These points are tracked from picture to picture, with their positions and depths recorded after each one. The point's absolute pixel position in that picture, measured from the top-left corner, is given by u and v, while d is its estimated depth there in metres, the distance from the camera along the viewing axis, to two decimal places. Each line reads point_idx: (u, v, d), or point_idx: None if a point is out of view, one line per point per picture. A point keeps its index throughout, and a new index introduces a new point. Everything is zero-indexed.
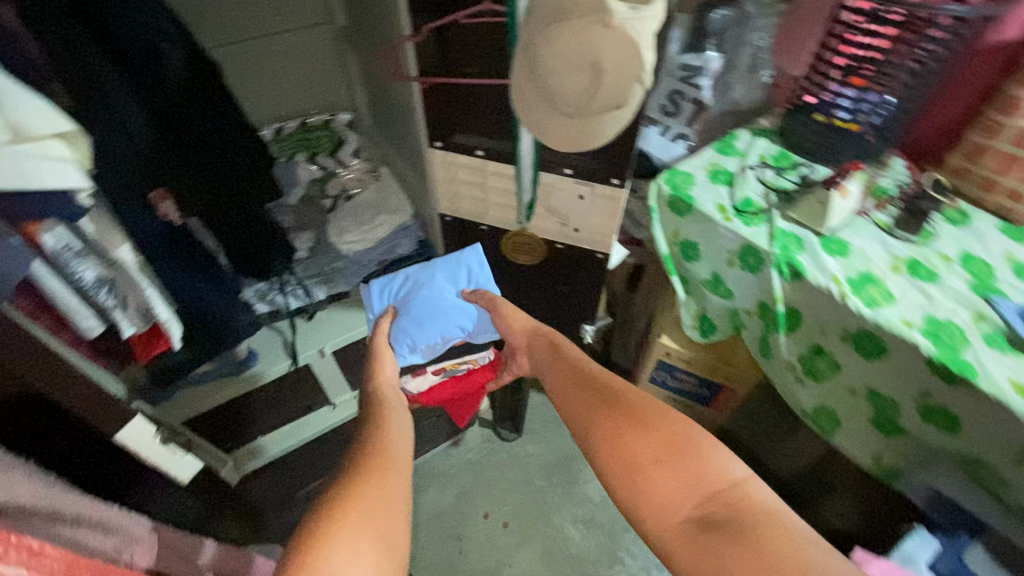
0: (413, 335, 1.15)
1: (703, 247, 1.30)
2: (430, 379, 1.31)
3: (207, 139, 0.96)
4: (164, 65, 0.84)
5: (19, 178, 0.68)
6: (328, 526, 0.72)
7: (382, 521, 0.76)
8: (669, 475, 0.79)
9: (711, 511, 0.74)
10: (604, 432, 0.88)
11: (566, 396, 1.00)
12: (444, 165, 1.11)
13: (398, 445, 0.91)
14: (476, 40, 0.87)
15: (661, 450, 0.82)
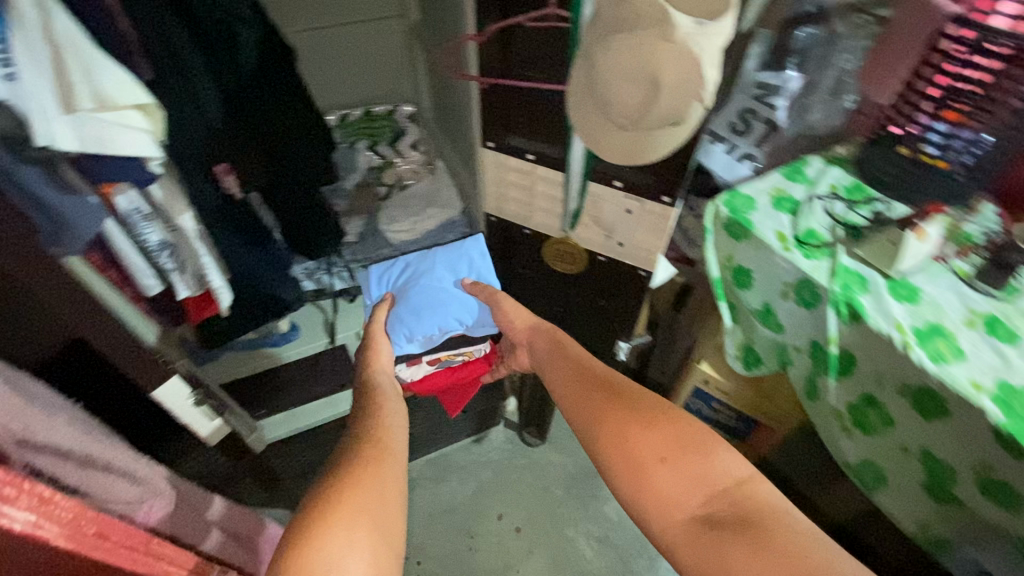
0: (410, 325, 1.25)
1: (756, 276, 1.22)
2: (426, 369, 1.36)
3: (271, 119, 0.99)
4: (238, 46, 0.87)
5: (98, 143, 0.75)
6: (323, 515, 0.79)
7: (377, 513, 0.82)
8: (674, 472, 0.86)
9: (714, 507, 0.81)
10: (612, 433, 0.94)
11: (568, 400, 1.06)
12: (494, 165, 1.12)
13: (393, 438, 0.99)
14: (539, 44, 0.87)
15: (668, 449, 0.89)
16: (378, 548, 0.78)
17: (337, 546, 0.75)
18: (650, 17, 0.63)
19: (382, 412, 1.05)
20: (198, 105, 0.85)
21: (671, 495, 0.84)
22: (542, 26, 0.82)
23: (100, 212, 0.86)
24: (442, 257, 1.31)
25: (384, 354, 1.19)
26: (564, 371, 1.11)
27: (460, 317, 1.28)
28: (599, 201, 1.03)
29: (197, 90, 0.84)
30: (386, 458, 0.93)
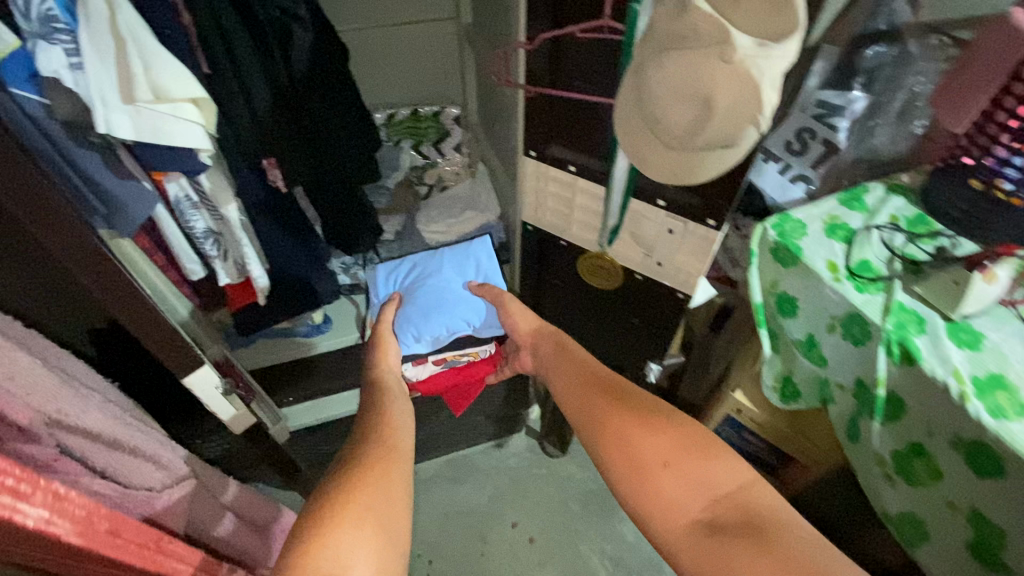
0: (417, 326, 1.26)
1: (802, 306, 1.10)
2: (430, 368, 1.33)
3: (319, 118, 1.01)
4: (294, 44, 0.90)
5: (153, 134, 0.78)
6: (330, 515, 0.78)
7: (381, 511, 0.82)
8: (679, 477, 0.83)
9: (717, 513, 0.79)
10: (613, 435, 0.91)
11: (567, 403, 1.03)
12: (534, 175, 1.10)
13: (395, 433, 0.98)
14: (589, 56, 0.84)
15: (672, 452, 0.86)
16: (384, 545, 0.78)
17: (344, 544, 0.75)
18: (710, 36, 0.59)
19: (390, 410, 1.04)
20: (250, 99, 0.87)
21: (674, 499, 0.82)
22: (593, 37, 0.80)
23: (151, 198, 0.89)
24: (451, 260, 1.34)
25: (392, 350, 1.19)
26: (567, 372, 1.08)
27: (467, 319, 1.29)
28: (639, 218, 1.00)
29: (250, 84, 0.86)
30: (390, 452, 0.93)
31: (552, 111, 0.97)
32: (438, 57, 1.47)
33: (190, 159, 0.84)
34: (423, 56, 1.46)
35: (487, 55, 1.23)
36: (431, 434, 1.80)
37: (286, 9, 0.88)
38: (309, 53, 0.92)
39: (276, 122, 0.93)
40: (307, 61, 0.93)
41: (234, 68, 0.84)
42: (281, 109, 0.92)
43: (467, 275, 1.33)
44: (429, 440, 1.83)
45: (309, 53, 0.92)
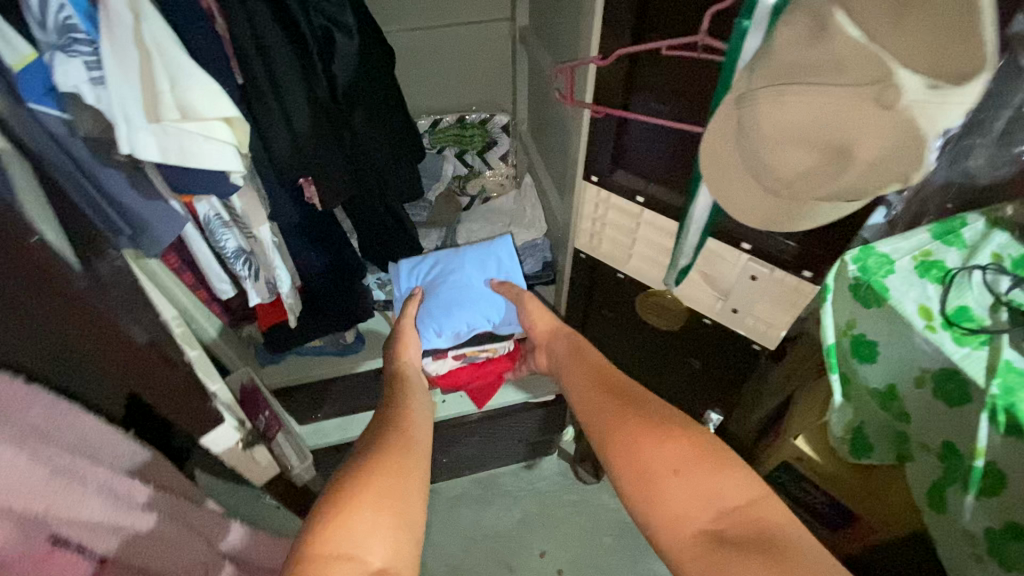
0: (441, 322, 1.19)
1: (885, 362, 0.77)
2: (452, 364, 1.35)
3: (361, 133, 0.91)
4: (335, 54, 0.79)
5: (179, 155, 0.69)
6: (346, 497, 0.71)
7: (401, 497, 0.74)
8: (687, 485, 0.72)
9: (726, 527, 0.68)
10: (620, 439, 0.80)
11: (583, 402, 0.92)
12: (594, 201, 0.98)
13: (415, 420, 0.90)
14: (674, 77, 0.72)
15: (683, 458, 0.75)
16: (400, 537, 0.70)
17: (359, 532, 0.68)
18: (863, 72, 0.47)
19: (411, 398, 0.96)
20: (287, 117, 0.78)
21: (679, 508, 0.71)
22: (684, 55, 0.67)
23: (179, 218, 0.82)
24: (473, 255, 1.24)
25: (415, 343, 1.12)
26: (585, 369, 0.97)
27: (490, 317, 1.21)
28: (717, 259, 0.87)
29: (289, 101, 0.76)
30: (411, 437, 0.85)
31: (623, 133, 0.85)
32: (488, 59, 1.35)
33: (219, 181, 0.76)
34: (471, 59, 1.34)
35: (543, 61, 1.11)
36: (461, 455, 1.71)
37: (330, 15, 0.77)
38: (355, 65, 0.82)
39: (319, 141, 0.83)
40: (352, 73, 0.83)
41: (271, 83, 0.74)
42: (322, 128, 0.82)
43: (491, 272, 1.22)
44: (459, 460, 1.74)
45: (351, 65, 0.81)
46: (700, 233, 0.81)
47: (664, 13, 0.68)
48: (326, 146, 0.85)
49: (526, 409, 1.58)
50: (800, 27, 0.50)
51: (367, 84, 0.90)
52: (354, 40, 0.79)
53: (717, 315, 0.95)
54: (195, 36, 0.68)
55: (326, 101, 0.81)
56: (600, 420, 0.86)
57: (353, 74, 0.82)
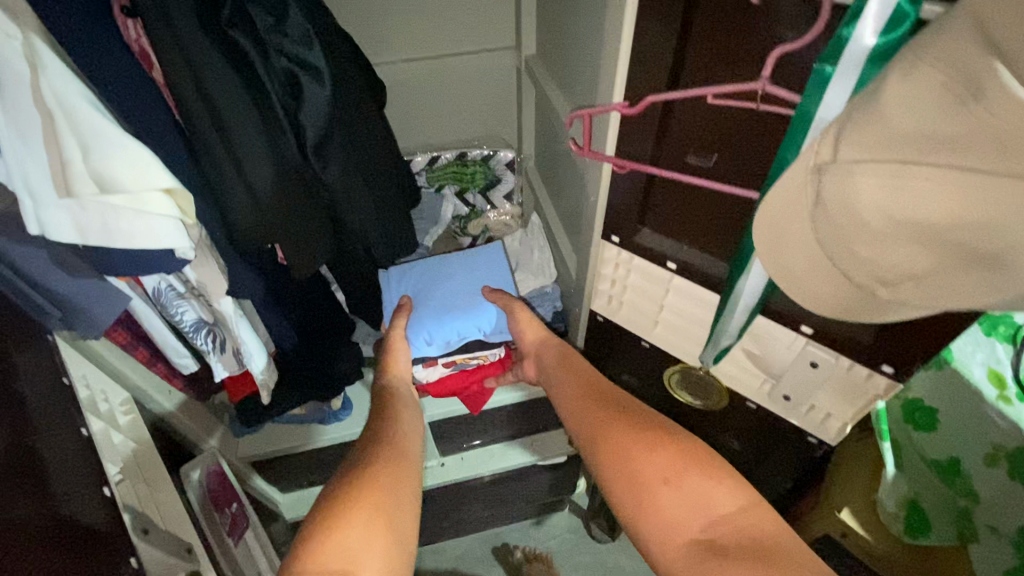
0: (431, 330, 1.08)
1: (944, 418, 0.94)
2: (441, 370, 1.11)
3: (344, 193, 0.76)
4: (306, 103, 0.66)
5: (104, 235, 0.55)
6: (331, 516, 0.64)
7: (390, 507, 0.67)
8: (678, 495, 0.66)
9: (721, 534, 0.62)
10: (608, 449, 0.73)
11: (572, 404, 0.82)
12: (614, 260, 0.83)
13: (407, 435, 0.81)
14: (725, 130, 0.58)
15: (673, 464, 0.68)
16: (395, 550, 0.64)
17: (349, 552, 0.61)
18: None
19: (399, 407, 0.88)
20: (247, 180, 0.64)
21: (672, 516, 0.65)
22: (739, 103, 0.53)
23: (120, 297, 0.68)
24: (462, 261, 1.16)
25: (404, 357, 1.00)
26: (574, 375, 0.87)
27: (482, 324, 1.10)
28: (767, 339, 0.72)
29: (248, 161, 0.63)
30: (401, 446, 0.78)
31: (652, 189, 0.70)
32: (490, 92, 1.21)
33: (162, 258, 0.62)
34: (472, 91, 1.20)
35: (553, 96, 0.96)
36: (461, 519, 1.50)
37: (297, 58, 0.65)
38: (328, 112, 0.68)
39: (284, 202, 0.68)
40: (326, 120, 0.69)
41: (226, 140, 0.61)
42: (289, 189, 0.68)
43: (482, 279, 1.14)
44: (460, 526, 1.56)
45: (324, 114, 0.68)
46: (747, 314, 0.67)
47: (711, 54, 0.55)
48: (292, 205, 0.69)
49: (535, 472, 1.41)
50: (928, 88, 0.36)
51: (346, 134, 0.76)
52: (326, 85, 0.67)
53: (767, 400, 0.80)
54: (127, 94, 0.55)
55: (293, 158, 0.67)
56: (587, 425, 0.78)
57: (326, 124, 0.69)
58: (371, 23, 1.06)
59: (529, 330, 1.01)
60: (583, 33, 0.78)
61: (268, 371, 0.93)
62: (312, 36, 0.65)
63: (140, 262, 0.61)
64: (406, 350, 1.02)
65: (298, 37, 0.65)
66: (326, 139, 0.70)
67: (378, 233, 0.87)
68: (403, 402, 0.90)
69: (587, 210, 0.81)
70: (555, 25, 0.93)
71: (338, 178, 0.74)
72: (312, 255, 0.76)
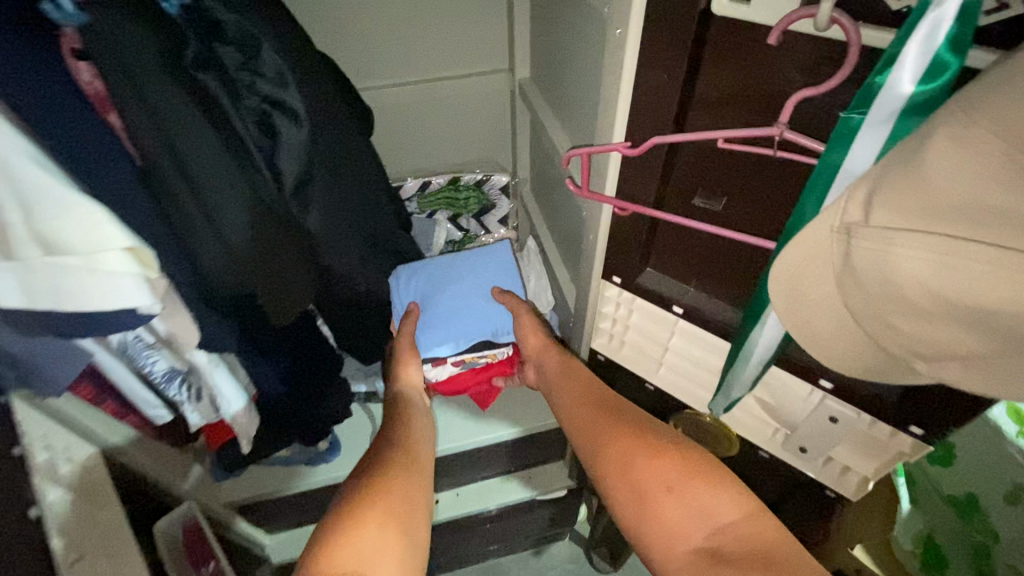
0: (439, 334, 1.00)
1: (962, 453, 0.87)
2: (449, 369, 1.02)
3: (324, 237, 0.72)
4: (282, 146, 0.62)
5: (54, 298, 0.51)
6: (345, 518, 0.66)
7: (401, 513, 0.69)
8: (681, 504, 0.67)
9: (725, 542, 0.63)
10: (612, 459, 0.73)
11: (574, 412, 0.82)
12: (616, 300, 0.78)
13: (414, 443, 0.83)
14: (735, 175, 0.54)
15: (676, 473, 0.69)
16: (406, 551, 0.66)
17: (359, 552, 0.62)
18: None
19: (410, 415, 0.90)
20: (220, 232, 0.59)
21: (675, 524, 0.66)
22: (755, 148, 0.49)
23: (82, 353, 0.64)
24: (468, 260, 1.05)
25: (412, 363, 0.96)
26: (574, 384, 0.86)
27: (493, 324, 1.01)
28: (782, 389, 0.67)
29: (219, 212, 0.57)
30: (413, 454, 0.80)
31: (656, 229, 0.66)
32: (483, 116, 1.16)
33: (122, 318, 0.57)
34: (464, 115, 1.15)
35: (549, 124, 0.92)
36: (457, 555, 1.44)
37: (272, 98, 0.60)
38: (306, 153, 0.64)
39: (258, 248, 0.62)
40: (303, 162, 0.64)
41: (195, 191, 0.56)
42: (266, 240, 0.62)
43: (490, 278, 1.04)
44: (457, 562, 1.49)
45: (303, 157, 0.63)
46: (762, 367, 0.62)
47: (723, 95, 0.50)
48: (267, 250, 0.63)
49: (533, 507, 1.35)
50: (981, 157, 0.32)
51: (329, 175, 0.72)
52: (303, 126, 0.62)
53: (782, 451, 0.74)
54: (78, 141, 0.49)
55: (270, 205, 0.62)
56: (588, 432, 0.78)
57: (305, 168, 0.64)
58: (356, 47, 1.01)
59: (530, 340, 0.97)
60: (579, 60, 0.73)
61: (247, 418, 0.87)
62: (286, 75, 0.61)
63: (98, 322, 0.56)
64: (413, 356, 0.97)
65: (272, 75, 0.60)
66: (305, 183, 0.66)
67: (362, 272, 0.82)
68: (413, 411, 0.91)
69: (586, 247, 0.76)
70: (549, 49, 0.89)
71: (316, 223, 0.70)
72: (292, 301, 0.70)
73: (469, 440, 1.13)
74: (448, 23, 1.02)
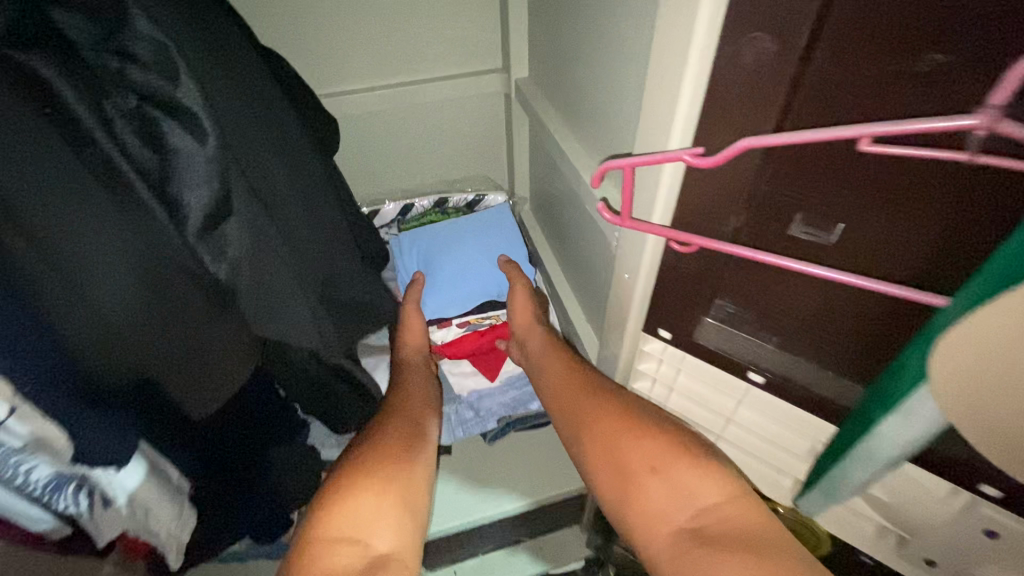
0: (446, 293, 0.85)
1: None
2: (456, 332, 0.86)
3: (264, 301, 0.47)
4: (176, 171, 0.39)
5: None
6: (335, 483, 0.56)
7: (403, 474, 0.58)
8: (663, 483, 0.52)
9: (710, 528, 0.48)
10: (586, 430, 0.59)
11: (559, 381, 0.67)
12: (658, 359, 0.59)
13: (419, 398, 0.70)
14: (869, 196, 0.36)
15: (663, 449, 0.54)
16: (407, 521, 0.56)
17: (361, 519, 0.53)
18: None
19: (404, 377, 0.74)
20: (83, 295, 0.39)
21: (653, 507, 0.52)
22: (917, 151, 0.31)
23: None
24: (476, 218, 0.93)
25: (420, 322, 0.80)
26: (561, 359, 0.70)
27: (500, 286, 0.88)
28: (906, 486, 0.48)
29: (73, 264, 0.37)
30: (406, 412, 0.67)
31: (727, 271, 0.47)
32: (473, 126, 0.97)
33: None
34: (449, 125, 0.96)
35: (557, 130, 0.72)
36: None
37: (157, 94, 0.37)
38: (213, 175, 0.39)
39: (149, 306, 0.42)
40: (211, 188, 0.39)
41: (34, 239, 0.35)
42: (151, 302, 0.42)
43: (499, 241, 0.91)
44: None
45: (213, 186, 0.40)
46: (894, 466, 0.43)
47: (858, 73, 0.32)
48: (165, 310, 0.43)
49: None
50: None
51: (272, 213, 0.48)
52: (209, 138, 0.38)
53: (898, 562, 0.55)
54: None
55: (156, 256, 0.41)
56: (564, 404, 0.64)
57: (221, 202, 0.41)
58: (315, 43, 0.82)
59: (522, 313, 0.81)
60: (604, 42, 0.54)
61: (171, 516, 0.64)
62: (175, 55, 0.37)
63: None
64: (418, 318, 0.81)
65: (154, 59, 0.37)
66: (221, 223, 0.42)
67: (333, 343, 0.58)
68: (409, 376, 0.74)
69: (619, 292, 0.57)
70: (553, 39, 0.70)
71: (249, 284, 0.45)
72: (216, 375, 0.49)
73: (478, 514, 0.90)
74: (424, 15, 0.83)
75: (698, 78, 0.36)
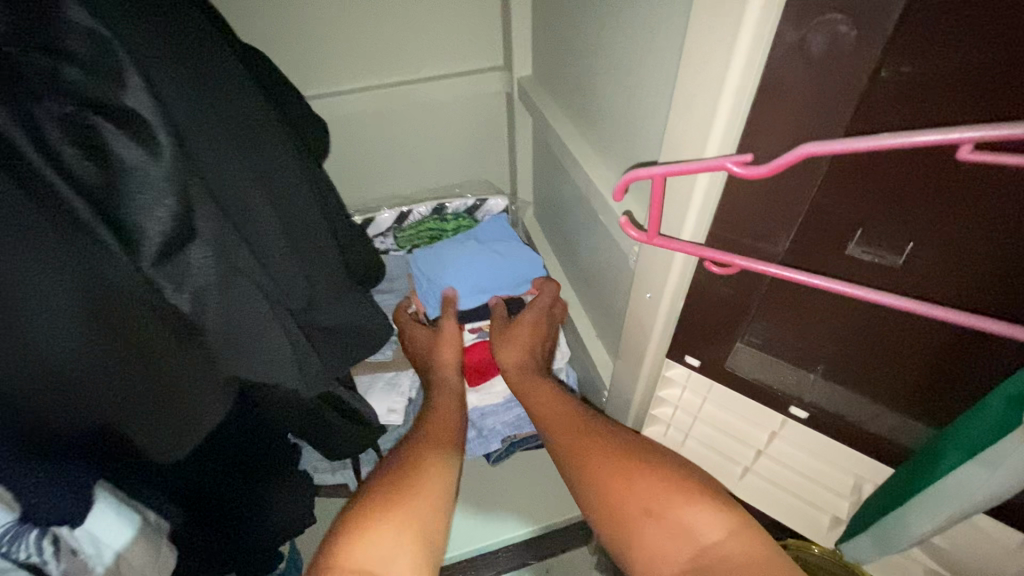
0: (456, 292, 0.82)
1: None
2: (469, 339, 0.81)
3: (234, 331, 0.42)
4: (123, 190, 0.34)
5: None
6: (351, 515, 0.48)
7: (424, 505, 0.50)
8: (662, 528, 0.46)
9: (712, 568, 0.42)
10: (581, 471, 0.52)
11: (557, 413, 0.60)
12: (681, 386, 0.53)
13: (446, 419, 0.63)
14: (939, 211, 0.32)
15: (656, 488, 0.48)
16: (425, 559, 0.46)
17: (375, 551, 0.45)
18: None
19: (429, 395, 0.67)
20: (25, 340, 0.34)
21: (652, 547, 0.45)
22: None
23: None
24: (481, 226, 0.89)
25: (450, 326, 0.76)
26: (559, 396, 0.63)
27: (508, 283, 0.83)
28: (965, 538, 0.42)
29: (4, 306, 0.32)
30: (427, 434, 0.59)
31: (769, 289, 0.42)
32: (472, 128, 0.92)
33: None
34: (448, 125, 0.90)
35: (566, 132, 0.67)
36: None
37: (100, 101, 0.32)
38: (169, 195, 0.35)
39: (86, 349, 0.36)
40: (171, 210, 0.35)
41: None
42: (105, 346, 0.37)
43: (508, 243, 0.87)
44: None
45: (172, 209, 0.35)
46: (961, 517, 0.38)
47: (934, 64, 0.28)
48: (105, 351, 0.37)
49: None
50: None
51: (245, 237, 0.43)
52: (163, 153, 0.34)
53: None
54: None
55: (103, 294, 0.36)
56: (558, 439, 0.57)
57: (182, 224, 0.36)
58: (303, 39, 0.76)
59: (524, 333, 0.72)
60: (624, 32, 0.48)
61: (147, 555, 0.44)
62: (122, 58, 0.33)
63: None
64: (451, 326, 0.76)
65: (97, 59, 0.32)
66: (183, 249, 0.37)
67: (323, 372, 0.52)
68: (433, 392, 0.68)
69: (636, 314, 0.51)
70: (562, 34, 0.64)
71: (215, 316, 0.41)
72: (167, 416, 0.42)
73: (482, 540, 0.79)
74: (420, 11, 0.78)
75: (745, 83, 0.31)
